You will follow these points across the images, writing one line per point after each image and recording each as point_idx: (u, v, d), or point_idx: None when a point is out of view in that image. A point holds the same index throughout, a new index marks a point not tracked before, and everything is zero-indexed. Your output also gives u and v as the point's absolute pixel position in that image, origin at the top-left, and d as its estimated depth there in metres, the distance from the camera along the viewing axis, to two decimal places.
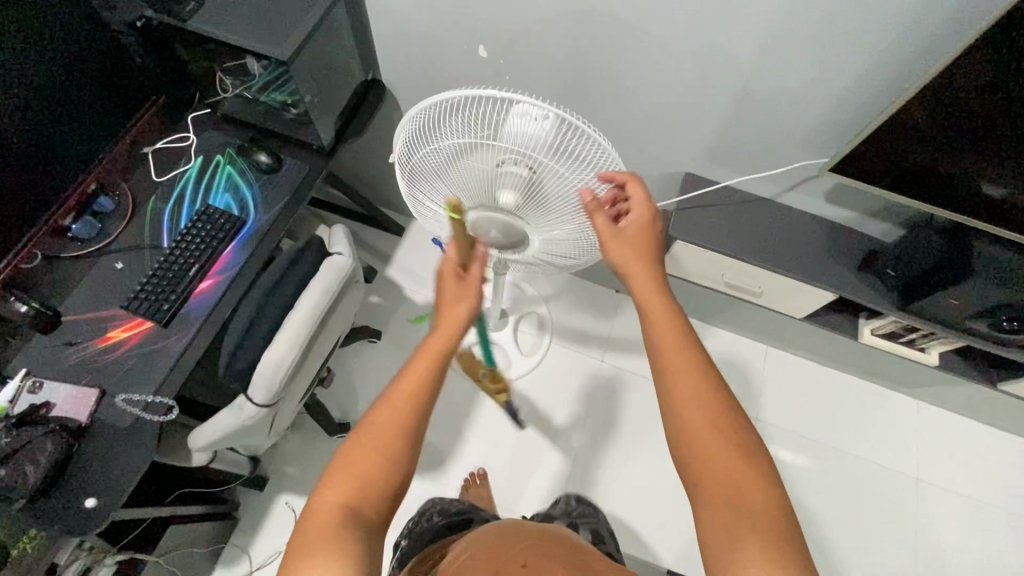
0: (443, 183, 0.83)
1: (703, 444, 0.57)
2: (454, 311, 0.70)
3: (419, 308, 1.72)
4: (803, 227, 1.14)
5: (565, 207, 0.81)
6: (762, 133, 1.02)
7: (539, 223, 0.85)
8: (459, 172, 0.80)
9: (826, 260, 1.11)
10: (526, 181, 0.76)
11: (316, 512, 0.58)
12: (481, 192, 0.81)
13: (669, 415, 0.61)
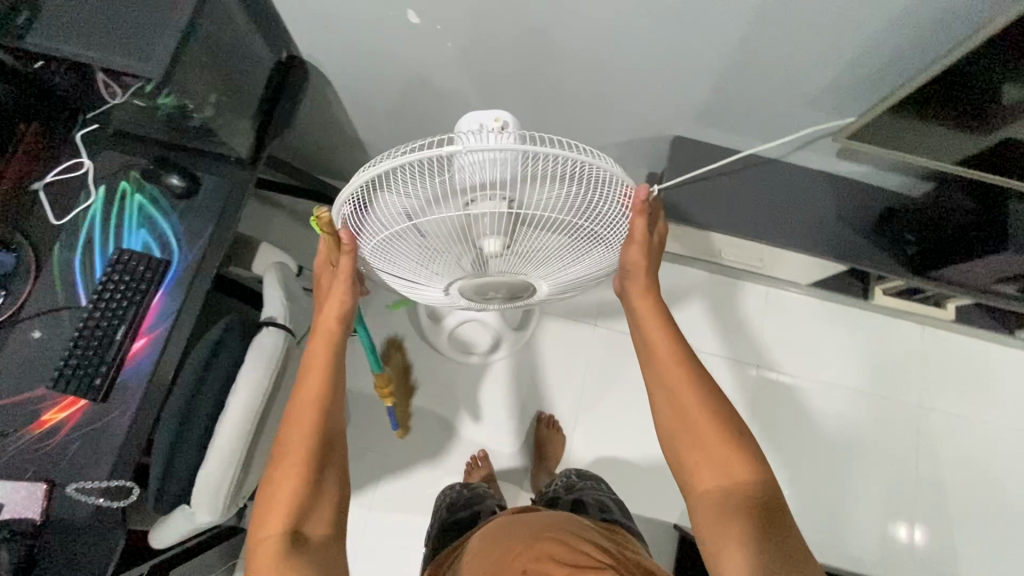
0: (412, 251, 0.70)
1: (695, 436, 0.67)
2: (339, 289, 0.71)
3: (396, 293, 1.61)
4: (809, 191, 1.00)
5: (564, 233, 0.68)
6: (759, 89, 0.86)
7: (540, 256, 0.72)
8: (424, 235, 0.67)
9: (839, 227, 0.98)
10: (508, 221, 0.64)
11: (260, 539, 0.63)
12: (460, 243, 0.68)
13: (661, 406, 0.70)
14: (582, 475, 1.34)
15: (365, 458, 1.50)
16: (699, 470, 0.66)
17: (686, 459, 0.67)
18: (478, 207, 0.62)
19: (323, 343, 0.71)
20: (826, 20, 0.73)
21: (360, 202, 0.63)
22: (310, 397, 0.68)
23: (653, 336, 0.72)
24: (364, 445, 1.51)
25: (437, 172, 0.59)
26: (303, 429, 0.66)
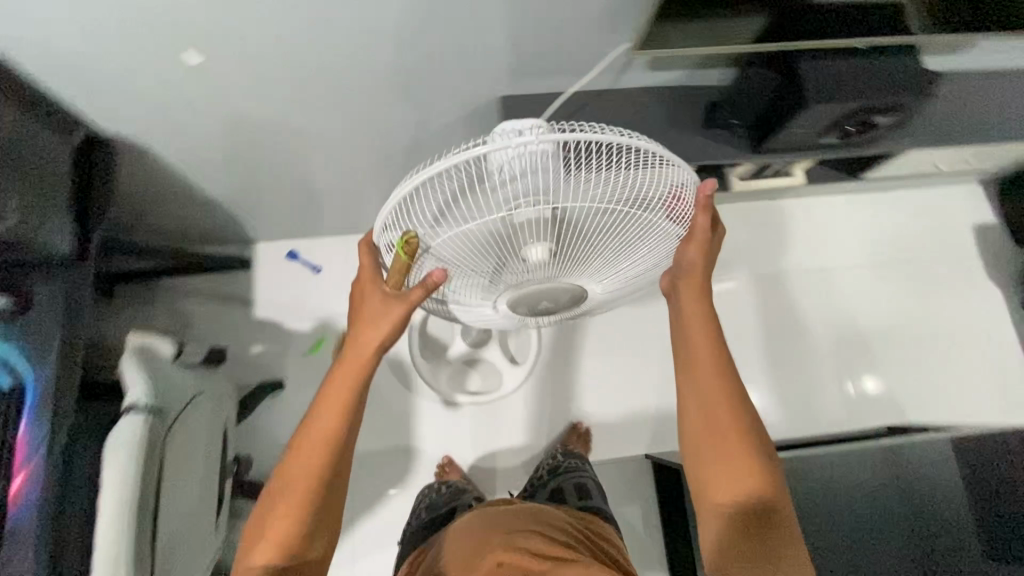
0: (464, 258, 0.78)
1: (720, 452, 0.78)
2: (384, 323, 0.78)
3: (309, 336, 1.56)
4: (638, 108, 1.03)
5: (601, 225, 0.75)
6: (554, 28, 0.87)
7: (584, 250, 0.79)
8: (469, 246, 0.75)
9: (673, 133, 1.03)
10: (549, 220, 0.71)
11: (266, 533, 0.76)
12: (504, 247, 0.75)
13: (686, 400, 0.84)
14: (569, 455, 1.39)
15: None
16: (713, 485, 0.78)
17: (700, 464, 0.80)
18: (519, 208, 0.69)
19: (349, 377, 0.78)
20: None
21: (415, 212, 0.73)
22: (327, 430, 0.77)
23: (699, 354, 0.82)
24: None
25: (475, 175, 0.67)
26: (320, 454, 0.76)
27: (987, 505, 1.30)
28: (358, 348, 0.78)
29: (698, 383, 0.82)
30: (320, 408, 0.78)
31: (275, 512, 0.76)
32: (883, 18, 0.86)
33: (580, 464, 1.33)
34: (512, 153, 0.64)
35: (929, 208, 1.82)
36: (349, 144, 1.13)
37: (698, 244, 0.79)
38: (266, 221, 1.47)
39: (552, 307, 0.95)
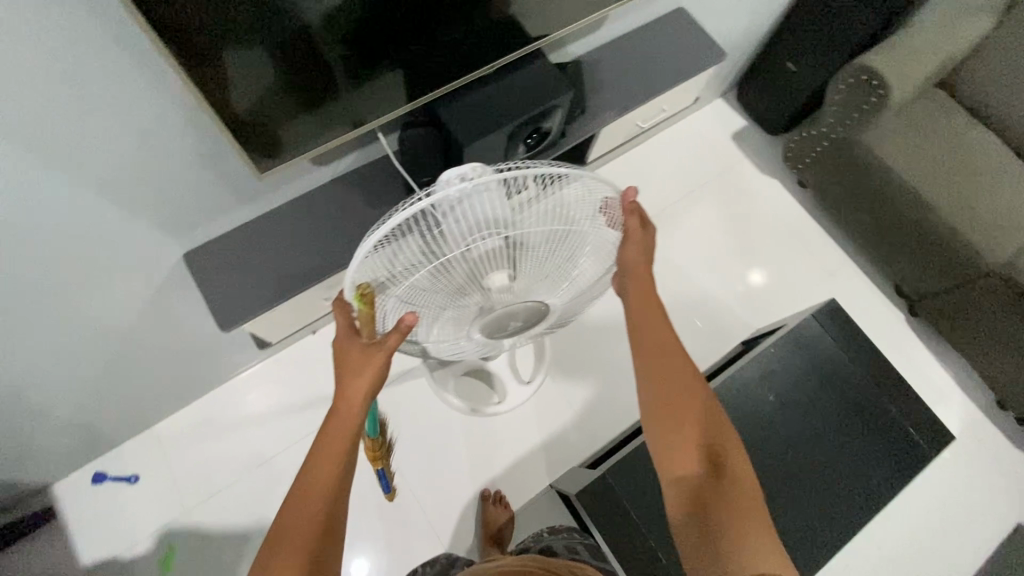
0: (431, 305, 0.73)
1: (682, 421, 0.73)
2: (361, 377, 0.66)
3: (154, 553, 1.37)
4: (331, 202, 0.99)
5: (559, 248, 0.73)
6: (175, 184, 0.80)
7: (542, 273, 0.76)
8: (427, 295, 0.71)
9: (377, 211, 0.99)
10: (508, 254, 0.68)
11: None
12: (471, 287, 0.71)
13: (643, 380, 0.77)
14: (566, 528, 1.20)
15: None
16: (665, 453, 0.72)
17: (660, 442, 0.73)
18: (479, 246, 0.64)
19: (338, 440, 0.66)
20: (125, 117, 0.68)
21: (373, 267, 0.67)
22: (319, 484, 0.64)
23: (658, 331, 0.78)
24: None
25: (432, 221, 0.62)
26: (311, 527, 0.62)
27: (840, 379, 1.36)
28: (345, 404, 0.66)
29: (652, 364, 0.77)
30: (313, 467, 0.65)
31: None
32: (491, 48, 0.87)
33: (569, 535, 1.15)
34: (467, 196, 0.61)
35: (691, 134, 1.96)
36: (52, 366, 0.99)
37: (641, 243, 0.76)
38: (42, 466, 1.27)
39: (520, 330, 0.91)
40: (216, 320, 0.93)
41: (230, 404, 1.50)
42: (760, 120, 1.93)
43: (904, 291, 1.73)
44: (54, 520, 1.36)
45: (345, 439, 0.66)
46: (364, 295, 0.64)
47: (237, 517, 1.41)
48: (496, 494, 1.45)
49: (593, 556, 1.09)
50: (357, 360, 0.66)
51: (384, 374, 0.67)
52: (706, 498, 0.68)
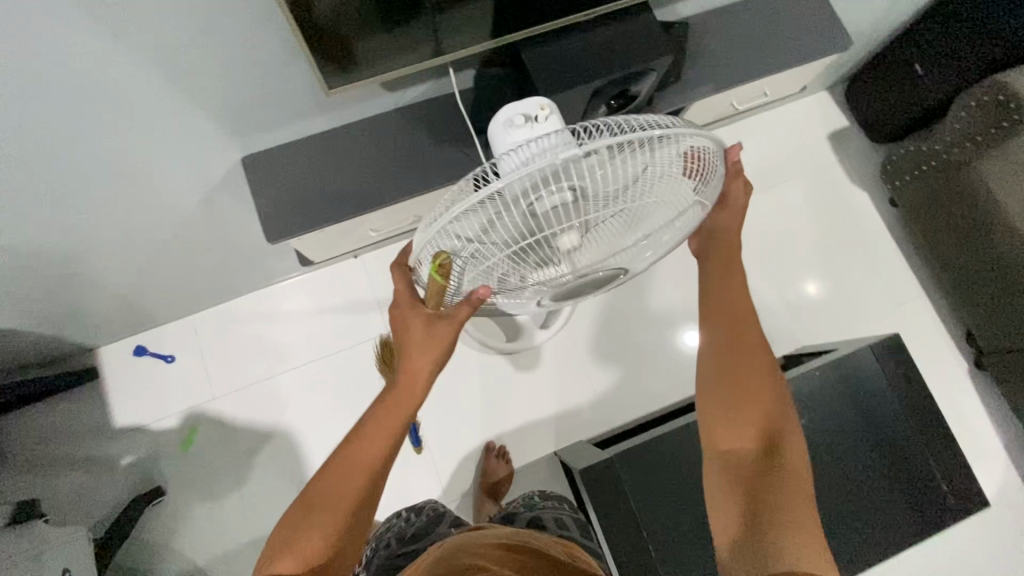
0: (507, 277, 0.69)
1: (743, 399, 0.66)
2: (426, 347, 0.66)
3: (179, 431, 1.47)
4: (394, 132, 0.94)
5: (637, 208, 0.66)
6: (245, 88, 0.78)
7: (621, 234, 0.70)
8: (503, 265, 0.66)
9: (440, 150, 0.95)
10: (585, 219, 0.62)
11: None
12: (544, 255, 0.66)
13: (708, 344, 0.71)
14: (554, 499, 1.21)
15: None
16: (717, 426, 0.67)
17: (712, 416, 0.67)
18: (554, 216, 0.59)
19: (392, 410, 0.66)
20: (205, 12, 0.64)
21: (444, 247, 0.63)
22: (365, 457, 0.64)
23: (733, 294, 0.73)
24: None
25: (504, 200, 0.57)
26: (350, 497, 0.63)
27: (880, 418, 1.28)
28: (403, 380, 0.67)
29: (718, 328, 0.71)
30: (361, 437, 0.65)
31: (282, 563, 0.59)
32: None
33: (561, 507, 1.17)
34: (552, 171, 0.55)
35: (783, 125, 1.79)
36: (112, 244, 1.02)
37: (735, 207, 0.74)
38: (91, 330, 1.36)
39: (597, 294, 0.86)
40: (264, 232, 0.92)
41: (266, 309, 1.55)
42: (867, 122, 1.75)
43: (976, 339, 1.59)
44: (96, 380, 1.47)
45: (397, 416, 0.67)
46: (441, 269, 0.59)
47: (256, 414, 1.49)
48: (500, 448, 1.48)
49: (581, 531, 1.11)
50: (421, 338, 0.66)
51: (447, 348, 0.68)
52: (757, 479, 0.63)
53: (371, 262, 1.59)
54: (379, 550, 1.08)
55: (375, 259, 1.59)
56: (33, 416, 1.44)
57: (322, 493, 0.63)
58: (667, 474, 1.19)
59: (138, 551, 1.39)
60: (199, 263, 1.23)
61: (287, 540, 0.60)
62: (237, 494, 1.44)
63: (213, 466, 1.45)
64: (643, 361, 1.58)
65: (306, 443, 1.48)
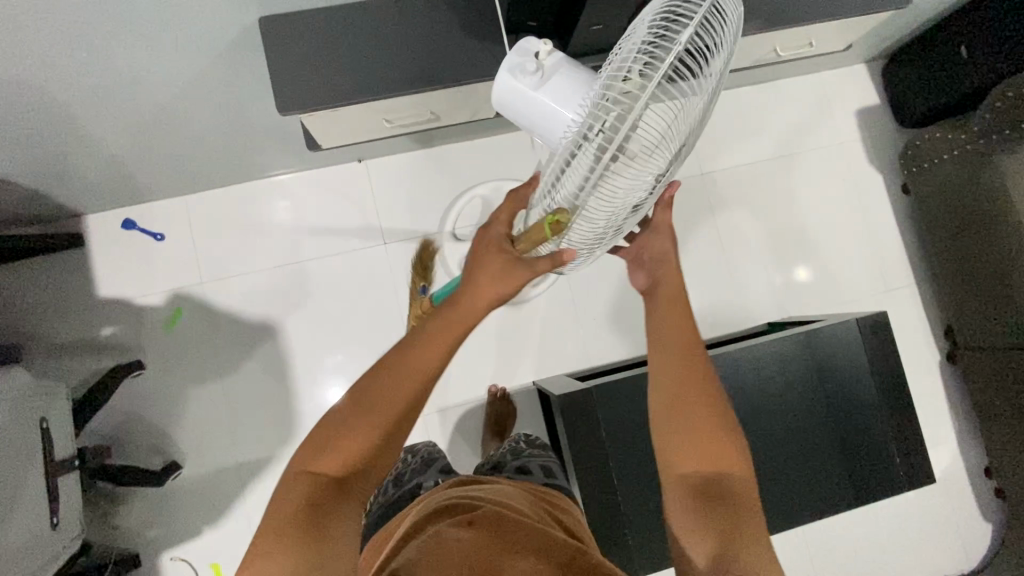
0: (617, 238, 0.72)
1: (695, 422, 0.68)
2: (496, 282, 0.66)
3: (163, 309, 1.46)
4: (424, 15, 0.89)
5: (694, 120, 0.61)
6: None
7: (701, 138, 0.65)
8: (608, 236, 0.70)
9: (470, 45, 0.90)
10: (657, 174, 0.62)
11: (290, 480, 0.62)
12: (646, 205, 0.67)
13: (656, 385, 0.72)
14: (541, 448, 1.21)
15: (220, 477, 1.42)
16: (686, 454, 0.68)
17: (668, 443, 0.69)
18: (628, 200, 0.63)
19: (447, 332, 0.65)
20: None
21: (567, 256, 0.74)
22: (414, 372, 0.64)
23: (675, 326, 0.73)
24: (213, 467, 1.42)
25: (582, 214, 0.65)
26: (391, 409, 0.63)
27: (851, 390, 1.33)
28: (466, 305, 0.65)
29: (664, 358, 0.72)
30: (411, 349, 0.65)
31: (315, 460, 0.62)
32: None
33: (546, 454, 1.18)
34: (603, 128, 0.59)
35: (812, 95, 1.75)
36: (113, 99, 0.97)
37: (668, 235, 0.78)
38: (80, 192, 1.31)
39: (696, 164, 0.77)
40: (276, 103, 0.87)
41: (262, 201, 1.51)
42: (896, 102, 1.71)
43: (953, 332, 1.64)
44: (81, 247, 1.44)
45: (451, 333, 0.65)
46: (556, 224, 0.61)
47: (244, 306, 1.48)
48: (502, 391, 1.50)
49: (566, 476, 1.13)
50: (497, 273, 0.65)
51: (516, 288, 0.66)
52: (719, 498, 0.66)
53: (376, 170, 1.55)
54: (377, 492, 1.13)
55: (381, 167, 1.55)
56: (14, 274, 1.42)
57: (363, 403, 0.63)
58: (642, 414, 1.22)
59: (115, 419, 1.40)
60: (199, 135, 1.18)
61: (327, 440, 0.62)
62: (217, 378, 1.45)
63: (194, 347, 1.45)
64: (634, 308, 1.59)
65: (292, 341, 1.48)
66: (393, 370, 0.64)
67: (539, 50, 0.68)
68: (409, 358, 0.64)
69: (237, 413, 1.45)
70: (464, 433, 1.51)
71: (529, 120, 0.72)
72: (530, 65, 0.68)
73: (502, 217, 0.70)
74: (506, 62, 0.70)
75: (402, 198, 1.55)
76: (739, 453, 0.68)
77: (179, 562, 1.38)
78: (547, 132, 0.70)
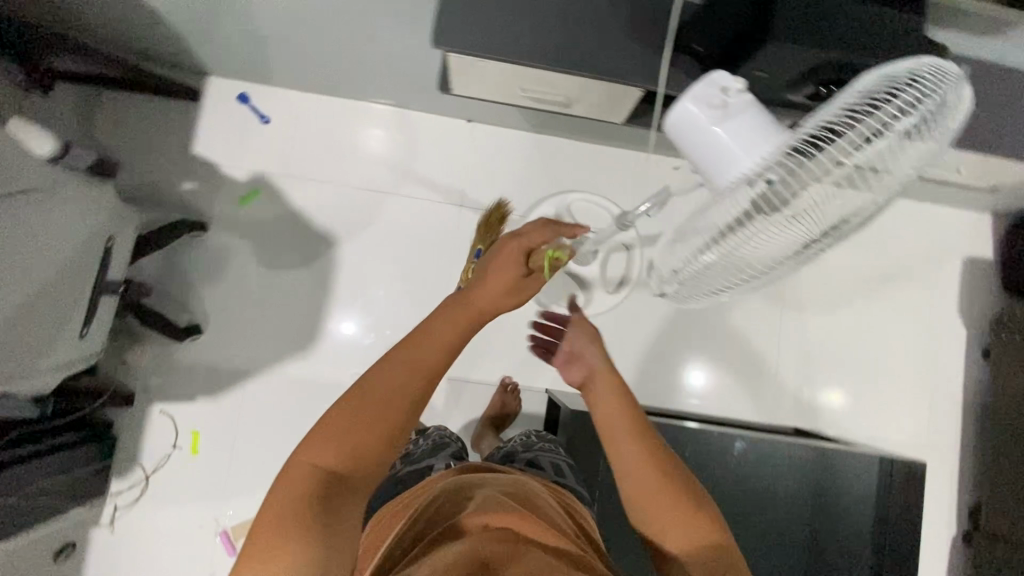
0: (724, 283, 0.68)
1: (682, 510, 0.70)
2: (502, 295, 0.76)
3: (243, 186, 1.51)
4: (599, 4, 0.89)
5: (834, 181, 0.55)
6: None
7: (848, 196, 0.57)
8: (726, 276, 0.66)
9: (631, 47, 0.89)
10: (774, 229, 0.58)
11: (291, 473, 0.63)
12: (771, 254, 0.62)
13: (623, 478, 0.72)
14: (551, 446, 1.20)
15: (231, 356, 1.46)
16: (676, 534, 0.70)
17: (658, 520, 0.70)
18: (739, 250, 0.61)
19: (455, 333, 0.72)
20: None
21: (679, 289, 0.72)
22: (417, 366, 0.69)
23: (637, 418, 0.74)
24: (228, 344, 1.46)
25: (694, 260, 0.65)
26: (392, 408, 0.66)
27: (859, 527, 1.26)
28: (480, 296, 0.74)
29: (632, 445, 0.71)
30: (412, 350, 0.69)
31: (323, 453, 0.64)
32: None
33: (557, 451, 1.18)
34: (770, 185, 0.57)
35: (926, 224, 1.67)
36: None
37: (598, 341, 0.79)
38: (216, 53, 1.37)
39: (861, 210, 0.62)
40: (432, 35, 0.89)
41: (368, 124, 1.55)
42: (1011, 263, 1.62)
43: (981, 514, 1.54)
44: (195, 103, 1.51)
45: (450, 342, 0.71)
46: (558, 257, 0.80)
47: (311, 211, 1.52)
48: (515, 385, 1.50)
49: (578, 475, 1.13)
50: (507, 283, 0.76)
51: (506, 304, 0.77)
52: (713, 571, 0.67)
53: (480, 135, 1.57)
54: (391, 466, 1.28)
55: (485, 134, 1.57)
56: (130, 106, 1.50)
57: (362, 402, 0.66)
58: None
59: (163, 267, 1.47)
60: (337, 38, 1.21)
61: (327, 438, 0.64)
62: (264, 267, 1.50)
63: (255, 231, 1.50)
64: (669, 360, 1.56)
65: (343, 260, 1.52)
66: (397, 364, 0.68)
67: (730, 85, 0.62)
68: (406, 364, 0.68)
69: (269, 305, 1.49)
70: (464, 409, 1.52)
71: (700, 153, 0.64)
72: (716, 101, 0.62)
73: (511, 250, 0.78)
74: (690, 89, 0.63)
75: (493, 170, 1.56)
76: (719, 532, 0.70)
77: (167, 417, 1.44)
78: (723, 170, 0.62)
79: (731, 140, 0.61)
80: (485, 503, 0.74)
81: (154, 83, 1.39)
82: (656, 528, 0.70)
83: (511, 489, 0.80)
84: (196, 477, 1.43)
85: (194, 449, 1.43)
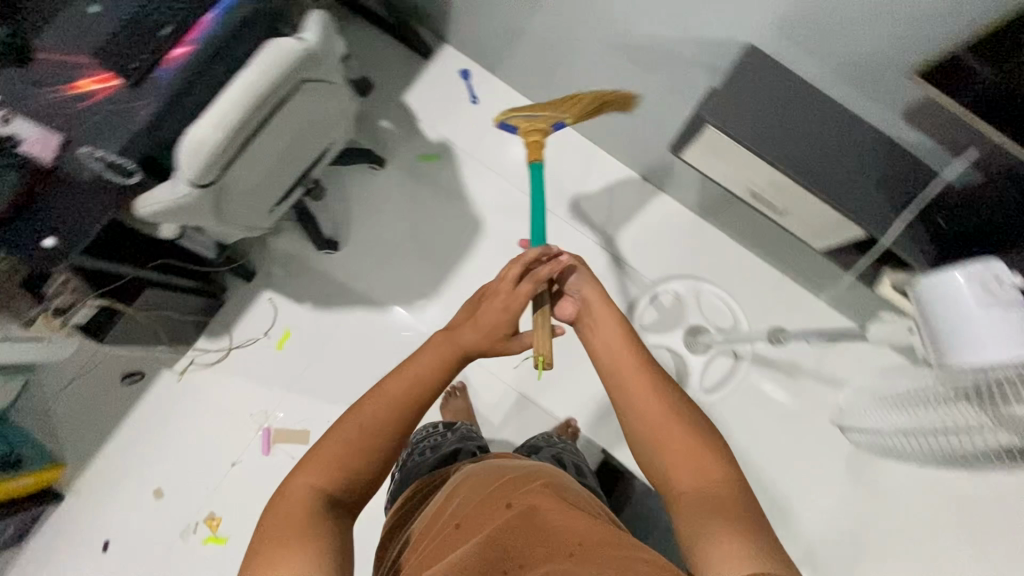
0: (909, 453, 0.76)
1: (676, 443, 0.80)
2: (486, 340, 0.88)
3: (429, 145, 1.63)
4: (862, 144, 0.94)
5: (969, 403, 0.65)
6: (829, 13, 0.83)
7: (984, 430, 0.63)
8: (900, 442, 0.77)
9: (874, 192, 0.93)
10: (917, 405, 0.72)
11: (291, 496, 0.75)
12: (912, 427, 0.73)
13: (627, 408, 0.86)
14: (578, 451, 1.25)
15: (349, 282, 1.55)
16: (676, 460, 0.79)
17: (663, 445, 0.81)
18: (899, 412, 0.76)
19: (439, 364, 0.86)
20: None
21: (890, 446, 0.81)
22: (405, 394, 0.83)
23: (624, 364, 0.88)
24: (352, 270, 1.56)
25: (888, 400, 0.82)
26: (376, 432, 0.81)
27: None
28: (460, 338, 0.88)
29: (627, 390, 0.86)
30: (397, 377, 0.85)
31: (317, 477, 0.77)
32: None
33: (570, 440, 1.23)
34: (1005, 381, 0.63)
35: None
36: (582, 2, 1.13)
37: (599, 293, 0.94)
38: (470, 30, 1.51)
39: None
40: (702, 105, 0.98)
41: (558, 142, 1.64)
42: None
43: None
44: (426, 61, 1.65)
45: (433, 372, 0.86)
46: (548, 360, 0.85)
47: (474, 193, 1.61)
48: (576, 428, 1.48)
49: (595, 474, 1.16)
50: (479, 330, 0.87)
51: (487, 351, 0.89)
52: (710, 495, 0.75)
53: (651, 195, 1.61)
54: (413, 455, 1.27)
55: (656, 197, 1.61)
56: (374, 40, 1.66)
57: (358, 426, 0.81)
58: None
59: (333, 180, 1.59)
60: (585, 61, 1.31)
61: (321, 460, 0.79)
62: (412, 220, 1.59)
63: (421, 187, 1.61)
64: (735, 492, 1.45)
65: (480, 247, 1.58)
66: (389, 388, 0.84)
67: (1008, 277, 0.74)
68: (396, 386, 0.84)
69: (401, 254, 1.58)
70: (521, 428, 1.53)
71: (950, 321, 0.74)
72: (993, 286, 0.73)
73: (495, 307, 0.87)
74: (968, 265, 0.75)
75: (648, 231, 1.60)
76: (718, 460, 0.79)
77: (271, 306, 1.53)
78: (963, 349, 0.72)
79: (988, 322, 0.70)
80: (511, 496, 0.79)
81: (407, 31, 1.54)
82: (662, 452, 0.81)
83: (533, 477, 0.85)
84: (269, 369, 1.50)
85: (279, 344, 1.51)
